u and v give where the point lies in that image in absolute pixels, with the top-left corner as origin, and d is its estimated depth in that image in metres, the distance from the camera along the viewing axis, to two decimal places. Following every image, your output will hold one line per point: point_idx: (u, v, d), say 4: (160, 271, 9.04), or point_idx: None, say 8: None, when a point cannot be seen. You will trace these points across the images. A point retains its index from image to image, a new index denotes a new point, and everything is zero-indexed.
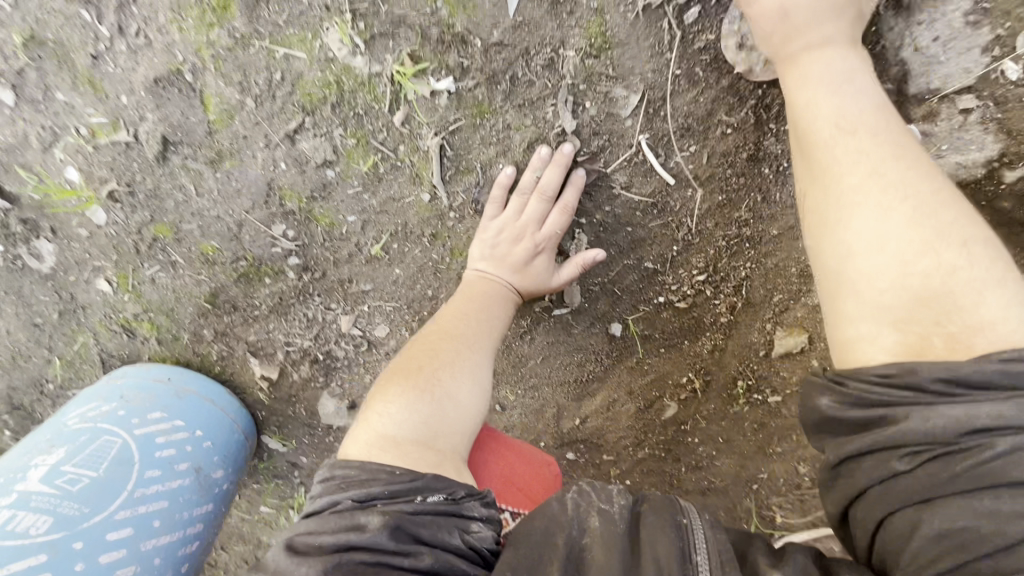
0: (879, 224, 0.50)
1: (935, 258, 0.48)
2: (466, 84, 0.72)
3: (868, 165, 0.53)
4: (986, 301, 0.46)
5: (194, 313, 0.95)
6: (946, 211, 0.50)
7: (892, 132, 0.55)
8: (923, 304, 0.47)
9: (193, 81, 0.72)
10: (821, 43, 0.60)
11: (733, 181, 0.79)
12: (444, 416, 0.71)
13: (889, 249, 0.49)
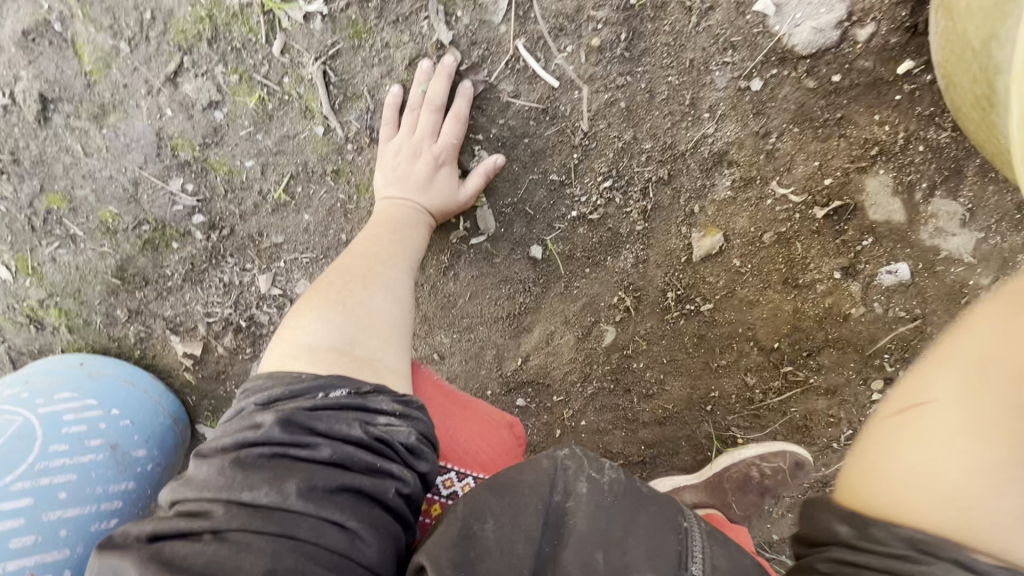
0: (958, 446, 0.44)
1: (1014, 508, 0.42)
2: (339, 6, 0.75)
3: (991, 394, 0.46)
4: None
5: (102, 293, 0.92)
6: None
7: None
8: (959, 524, 0.42)
9: (63, 31, 0.73)
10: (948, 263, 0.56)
11: (617, 78, 0.83)
12: (360, 322, 0.68)
13: (944, 454, 0.45)
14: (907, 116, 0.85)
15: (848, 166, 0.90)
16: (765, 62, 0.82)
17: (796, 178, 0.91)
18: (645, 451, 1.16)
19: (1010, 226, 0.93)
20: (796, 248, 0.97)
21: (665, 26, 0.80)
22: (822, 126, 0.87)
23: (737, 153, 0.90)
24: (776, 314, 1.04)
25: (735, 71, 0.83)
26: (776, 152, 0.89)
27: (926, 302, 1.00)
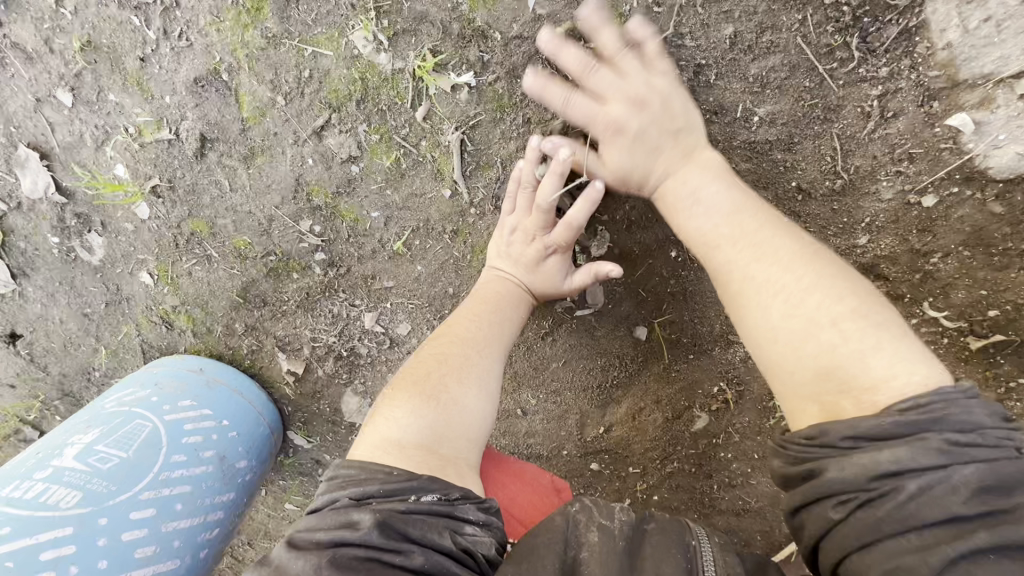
0: (762, 323, 0.57)
1: (815, 342, 0.52)
2: (487, 79, 0.73)
3: (739, 273, 0.60)
4: (872, 364, 0.50)
5: (226, 307, 0.99)
6: (797, 267, 0.57)
7: (750, 232, 0.61)
8: (823, 379, 0.51)
9: (230, 80, 0.77)
10: (669, 168, 0.67)
11: (766, 177, 0.76)
12: (449, 420, 0.68)
13: (777, 341, 0.55)
14: None
15: None
16: (945, 179, 0.72)
17: (954, 303, 0.81)
18: None
19: None
20: None
21: (834, 129, 0.72)
22: (1003, 257, 0.75)
23: (886, 268, 0.80)
24: None
25: (906, 184, 0.74)
26: (936, 274, 0.78)
27: None
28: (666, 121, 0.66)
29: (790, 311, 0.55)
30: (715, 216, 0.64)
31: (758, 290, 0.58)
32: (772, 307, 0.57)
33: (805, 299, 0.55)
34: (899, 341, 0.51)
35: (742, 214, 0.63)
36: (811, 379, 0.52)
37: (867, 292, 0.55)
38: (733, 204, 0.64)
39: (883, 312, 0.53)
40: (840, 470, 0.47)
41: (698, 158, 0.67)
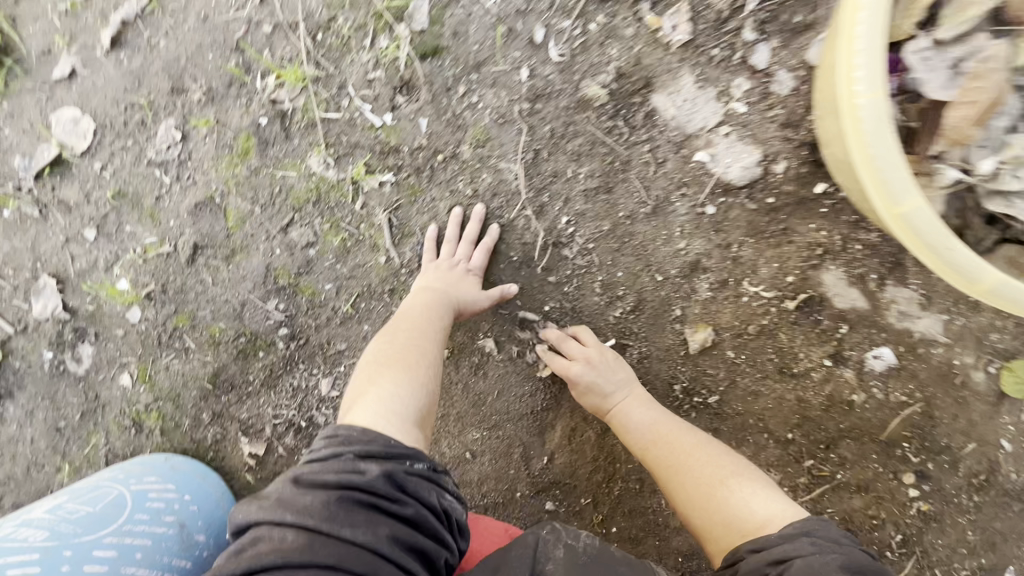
0: (690, 495, 0.91)
1: (722, 502, 0.88)
2: (402, 176, 1.08)
3: (671, 464, 0.96)
4: (753, 506, 0.86)
5: (195, 397, 1.12)
6: (699, 458, 0.95)
7: (671, 436, 1.00)
8: (733, 524, 0.85)
9: (221, 202, 1.07)
10: (617, 399, 1.06)
11: (601, 212, 1.10)
12: (429, 400, 0.92)
13: (701, 505, 0.90)
14: (836, 224, 1.07)
15: (803, 266, 1.09)
16: (712, 193, 1.09)
17: (763, 279, 1.11)
18: (684, 564, 1.16)
19: (966, 307, 1.08)
20: (782, 338, 1.12)
21: (633, 174, 1.09)
22: (772, 238, 1.09)
23: (706, 261, 1.12)
24: (780, 405, 1.15)
25: (691, 201, 1.10)
26: (740, 258, 1.11)
27: (923, 383, 1.11)
28: (607, 369, 1.06)
29: (699, 482, 0.92)
30: (645, 427, 1.02)
31: (679, 471, 0.95)
32: (690, 482, 0.92)
33: (703, 476, 0.92)
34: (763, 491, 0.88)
35: (662, 423, 1.02)
36: (721, 527, 0.86)
37: (739, 463, 0.94)
38: (657, 420, 1.03)
39: (746, 474, 0.92)
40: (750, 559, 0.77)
41: (636, 390, 1.06)
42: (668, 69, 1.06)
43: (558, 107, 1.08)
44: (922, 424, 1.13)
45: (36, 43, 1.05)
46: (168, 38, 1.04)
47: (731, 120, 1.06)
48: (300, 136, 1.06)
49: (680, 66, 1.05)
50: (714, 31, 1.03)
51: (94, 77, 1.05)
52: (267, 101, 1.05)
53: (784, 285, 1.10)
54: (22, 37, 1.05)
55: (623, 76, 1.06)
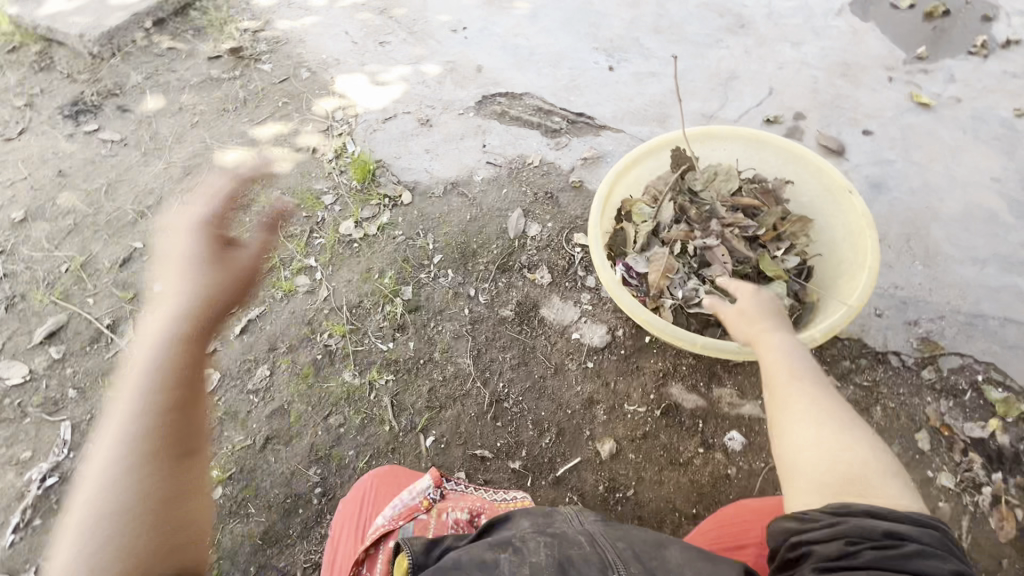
0: (813, 429, 1.00)
1: (850, 454, 0.94)
2: (399, 375, 1.79)
3: (810, 395, 1.06)
4: (885, 485, 0.90)
5: (249, 552, 1.52)
6: (835, 411, 1.03)
7: (816, 380, 1.11)
8: (844, 480, 0.92)
9: (287, 408, 1.74)
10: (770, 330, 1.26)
11: (523, 376, 1.77)
12: (111, 532, 0.83)
13: (818, 446, 0.98)
14: (667, 356, 1.73)
15: (658, 386, 1.70)
16: (588, 353, 1.78)
17: (636, 399, 1.69)
18: None
19: None
20: (663, 437, 1.62)
21: (539, 351, 1.81)
22: (632, 373, 1.73)
23: (597, 394, 1.71)
24: (680, 489, 1.55)
25: (578, 360, 1.78)
26: (617, 389, 1.71)
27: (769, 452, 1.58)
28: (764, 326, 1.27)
29: (834, 429, 0.99)
30: (790, 364, 1.15)
31: (818, 410, 1.02)
32: (818, 434, 0.99)
33: (839, 433, 0.98)
34: (897, 476, 0.92)
35: (806, 368, 1.14)
36: (828, 481, 0.93)
37: (874, 436, 0.98)
38: (813, 370, 1.14)
39: (878, 449, 0.96)
40: (860, 524, 0.83)
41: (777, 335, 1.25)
42: (545, 295, 1.91)
43: (489, 323, 1.88)
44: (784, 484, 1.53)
45: None
46: (271, 324, 1.91)
47: (586, 314, 1.85)
48: (340, 362, 1.81)
49: (551, 293, 1.91)
50: (565, 274, 1.94)
51: (225, 350, 1.86)
52: (322, 346, 1.84)
53: (650, 401, 1.68)
54: None
55: (522, 302, 1.91)
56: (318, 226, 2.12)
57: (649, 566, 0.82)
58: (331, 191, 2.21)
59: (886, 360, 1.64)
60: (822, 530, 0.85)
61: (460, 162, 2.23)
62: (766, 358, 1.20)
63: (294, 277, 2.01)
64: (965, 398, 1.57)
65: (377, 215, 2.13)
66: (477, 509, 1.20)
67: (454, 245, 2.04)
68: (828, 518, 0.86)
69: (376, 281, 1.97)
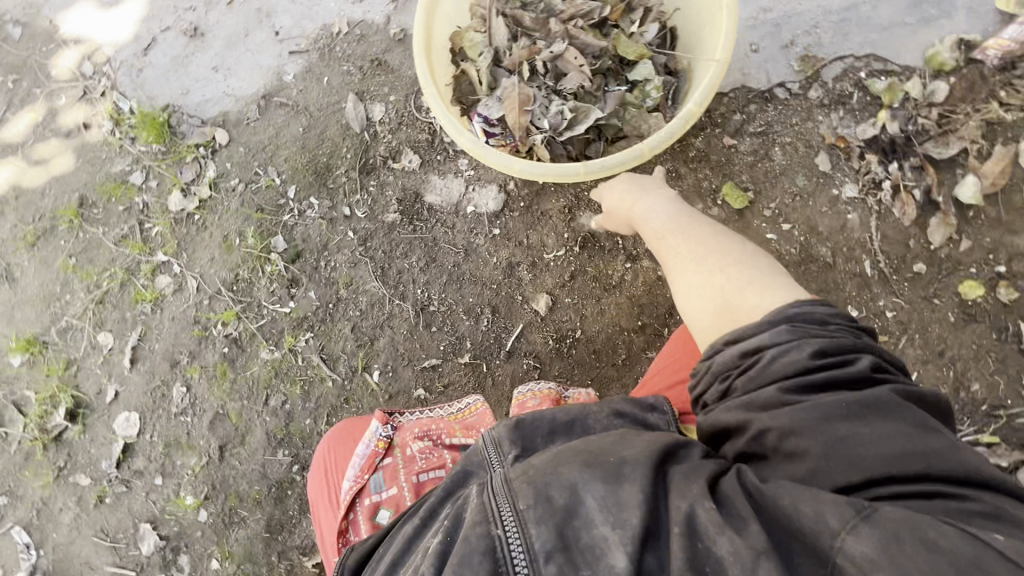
0: (689, 275, 1.08)
1: (720, 280, 1.02)
2: (316, 329, 1.66)
3: (684, 247, 1.14)
4: (753, 295, 0.97)
5: (263, 547, 1.55)
6: (705, 246, 1.10)
7: (684, 227, 1.18)
8: (723, 310, 1.00)
9: (223, 412, 1.63)
10: (641, 200, 1.30)
11: (437, 273, 1.65)
12: None
13: (694, 283, 1.06)
14: (566, 189, 1.62)
15: (568, 222, 1.61)
16: (491, 221, 1.65)
17: (553, 245, 1.61)
18: None
19: (675, 180, 1.56)
20: (590, 270, 1.59)
21: (442, 242, 1.67)
22: (540, 220, 1.63)
23: (515, 258, 1.62)
24: (622, 309, 1.56)
25: (482, 232, 1.65)
26: (531, 244, 1.62)
27: None
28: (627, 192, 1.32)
29: (704, 265, 1.06)
30: (663, 218, 1.23)
31: (688, 262, 1.09)
32: (695, 277, 1.06)
33: (711, 273, 1.05)
34: (769, 280, 0.98)
35: (676, 216, 1.23)
36: (714, 321, 1.00)
37: (747, 257, 1.05)
38: (676, 217, 1.22)
39: (747, 263, 1.03)
40: (728, 358, 0.90)
41: (646, 200, 1.30)
42: (422, 179, 1.70)
43: (380, 236, 1.70)
44: None
45: (92, 390, 1.70)
46: (158, 340, 1.70)
47: (471, 181, 1.67)
48: (250, 344, 1.66)
49: (428, 175, 1.70)
50: (432, 147, 1.71)
51: (128, 388, 1.68)
52: (223, 338, 1.67)
53: (566, 240, 1.61)
54: (83, 392, 1.70)
55: (403, 198, 1.70)
56: (144, 214, 1.78)
57: (542, 496, 0.71)
58: (134, 167, 1.80)
59: (773, 96, 1.55)
60: (705, 380, 0.93)
61: (260, 66, 1.80)
62: (647, 227, 1.26)
63: (152, 281, 1.74)
64: (853, 101, 1.52)
65: (201, 172, 1.78)
66: (436, 432, 1.11)
67: (302, 168, 1.75)
68: (703, 365, 0.94)
69: (241, 246, 1.72)
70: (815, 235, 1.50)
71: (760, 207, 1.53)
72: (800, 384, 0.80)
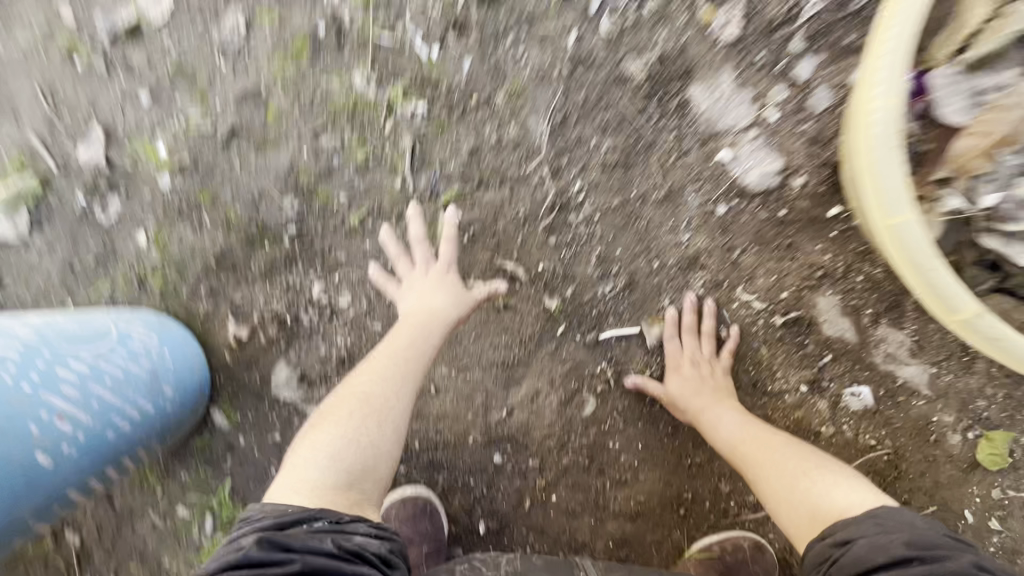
0: (766, 481, 0.95)
1: (794, 485, 0.92)
2: (434, 108, 1.14)
3: (765, 440, 1.01)
4: (832, 497, 0.87)
5: (199, 271, 1.19)
6: (780, 441, 1.00)
7: (759, 437, 1.02)
8: (815, 520, 0.86)
9: (263, 95, 1.15)
10: (702, 408, 1.08)
11: (615, 187, 1.12)
12: None
13: (771, 487, 0.94)
14: (843, 250, 1.07)
15: (801, 285, 1.09)
16: (727, 194, 1.10)
17: (758, 288, 1.11)
18: (614, 551, 1.17)
19: (957, 366, 1.06)
20: (762, 353, 1.12)
21: (654, 158, 1.11)
22: (777, 250, 1.09)
23: (705, 259, 1.12)
24: None
25: (705, 197, 1.11)
26: (739, 264, 1.11)
27: (895, 431, 1.09)
28: (690, 386, 1.11)
29: (776, 459, 0.97)
30: (734, 427, 1.04)
31: (759, 452, 0.99)
32: (776, 481, 0.94)
33: (785, 460, 0.96)
34: (837, 479, 0.90)
35: (749, 424, 1.05)
36: (807, 521, 0.87)
37: (818, 459, 0.96)
38: (744, 425, 1.05)
39: (815, 461, 0.95)
40: (818, 546, 0.81)
41: (717, 400, 1.09)
42: (713, 62, 1.08)
43: (599, 77, 1.10)
44: (887, 475, 1.10)
45: None
46: None
47: (761, 125, 1.07)
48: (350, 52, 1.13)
49: (723, 63, 1.07)
50: (763, 36, 1.05)
51: None
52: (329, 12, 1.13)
53: (777, 299, 1.10)
54: None
55: (670, 59, 1.08)
56: None
57: None
58: None
59: None
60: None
61: None
62: (719, 438, 1.05)
63: None
64: None
65: None
66: None
67: None
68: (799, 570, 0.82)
69: None
70: (1004, 557, 1.09)
71: (996, 478, 1.07)
72: (901, 574, 0.72)
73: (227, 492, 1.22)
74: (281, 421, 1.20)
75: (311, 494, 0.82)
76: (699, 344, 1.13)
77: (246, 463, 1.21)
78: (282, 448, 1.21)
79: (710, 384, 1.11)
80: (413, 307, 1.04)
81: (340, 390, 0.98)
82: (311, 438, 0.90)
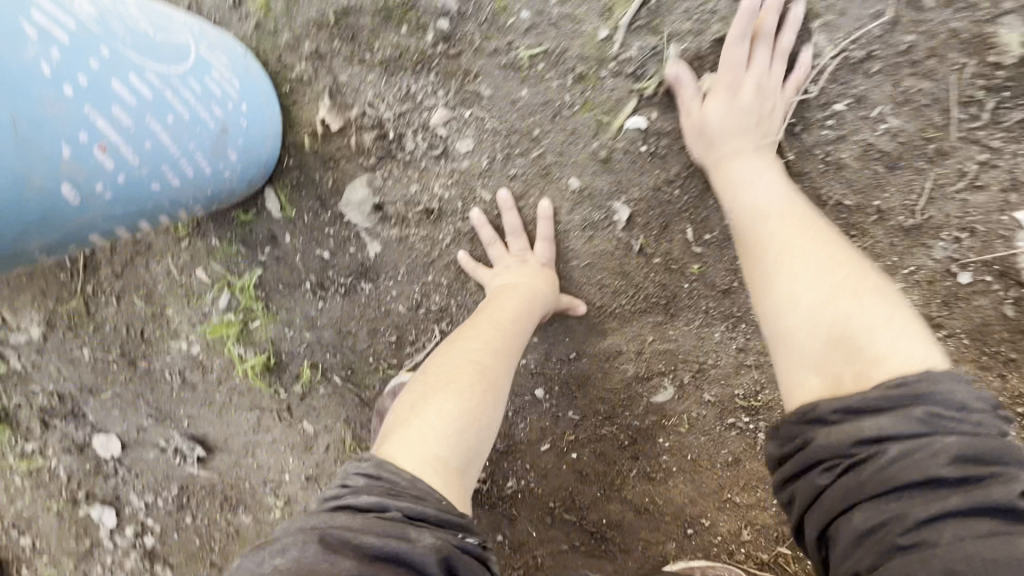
0: (787, 279, 0.71)
1: (829, 296, 0.68)
2: None
3: (797, 226, 0.75)
4: (878, 339, 0.64)
5: (311, 19, 0.92)
6: (820, 232, 0.75)
7: (796, 217, 0.77)
8: (833, 347, 0.66)
9: None
10: (739, 153, 0.81)
11: (859, 182, 0.83)
12: None
13: (791, 281, 0.71)
14: None
15: None
16: (987, 265, 0.82)
17: None
18: (602, 527, 1.11)
19: None
20: None
21: (932, 174, 0.81)
22: (991, 358, 0.85)
23: None
24: None
25: (955, 252, 0.83)
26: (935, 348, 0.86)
27: None
28: (734, 123, 0.81)
29: (811, 255, 0.72)
30: (765, 197, 0.79)
31: (793, 242, 0.73)
32: (798, 279, 0.71)
33: (825, 258, 0.71)
34: (882, 305, 0.67)
35: (790, 200, 0.79)
36: (823, 345, 0.66)
37: (857, 266, 0.72)
38: (783, 198, 0.79)
39: (857, 271, 0.71)
40: (829, 439, 0.60)
41: (755, 156, 0.82)
42: None
43: (943, 25, 0.76)
44: None
45: None
46: None
47: None
48: None
49: None
50: None
51: None
52: None
53: None
54: None
55: None
56: None
57: None
58: None
59: None
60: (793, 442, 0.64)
61: None
62: (741, 206, 0.80)
63: None
64: None
65: None
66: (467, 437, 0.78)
67: None
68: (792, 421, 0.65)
69: None
70: None
71: None
72: (932, 499, 0.54)
73: (250, 283, 1.08)
74: (334, 242, 1.03)
75: (444, 475, 0.67)
76: (769, 66, 0.80)
77: (280, 264, 1.06)
78: (325, 269, 1.05)
79: (758, 124, 0.81)
80: (515, 281, 0.90)
81: (433, 363, 0.81)
82: (417, 416, 0.72)
